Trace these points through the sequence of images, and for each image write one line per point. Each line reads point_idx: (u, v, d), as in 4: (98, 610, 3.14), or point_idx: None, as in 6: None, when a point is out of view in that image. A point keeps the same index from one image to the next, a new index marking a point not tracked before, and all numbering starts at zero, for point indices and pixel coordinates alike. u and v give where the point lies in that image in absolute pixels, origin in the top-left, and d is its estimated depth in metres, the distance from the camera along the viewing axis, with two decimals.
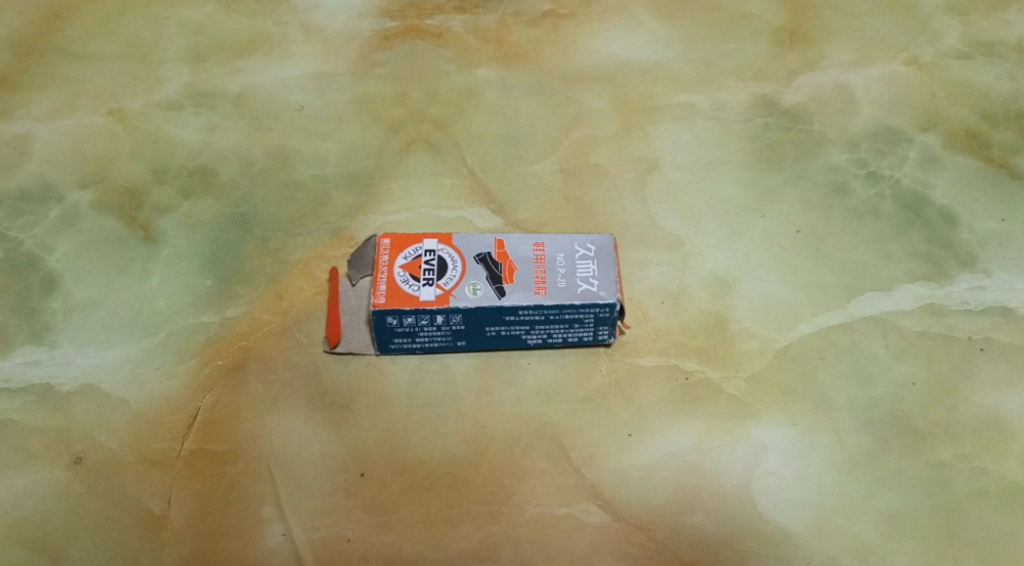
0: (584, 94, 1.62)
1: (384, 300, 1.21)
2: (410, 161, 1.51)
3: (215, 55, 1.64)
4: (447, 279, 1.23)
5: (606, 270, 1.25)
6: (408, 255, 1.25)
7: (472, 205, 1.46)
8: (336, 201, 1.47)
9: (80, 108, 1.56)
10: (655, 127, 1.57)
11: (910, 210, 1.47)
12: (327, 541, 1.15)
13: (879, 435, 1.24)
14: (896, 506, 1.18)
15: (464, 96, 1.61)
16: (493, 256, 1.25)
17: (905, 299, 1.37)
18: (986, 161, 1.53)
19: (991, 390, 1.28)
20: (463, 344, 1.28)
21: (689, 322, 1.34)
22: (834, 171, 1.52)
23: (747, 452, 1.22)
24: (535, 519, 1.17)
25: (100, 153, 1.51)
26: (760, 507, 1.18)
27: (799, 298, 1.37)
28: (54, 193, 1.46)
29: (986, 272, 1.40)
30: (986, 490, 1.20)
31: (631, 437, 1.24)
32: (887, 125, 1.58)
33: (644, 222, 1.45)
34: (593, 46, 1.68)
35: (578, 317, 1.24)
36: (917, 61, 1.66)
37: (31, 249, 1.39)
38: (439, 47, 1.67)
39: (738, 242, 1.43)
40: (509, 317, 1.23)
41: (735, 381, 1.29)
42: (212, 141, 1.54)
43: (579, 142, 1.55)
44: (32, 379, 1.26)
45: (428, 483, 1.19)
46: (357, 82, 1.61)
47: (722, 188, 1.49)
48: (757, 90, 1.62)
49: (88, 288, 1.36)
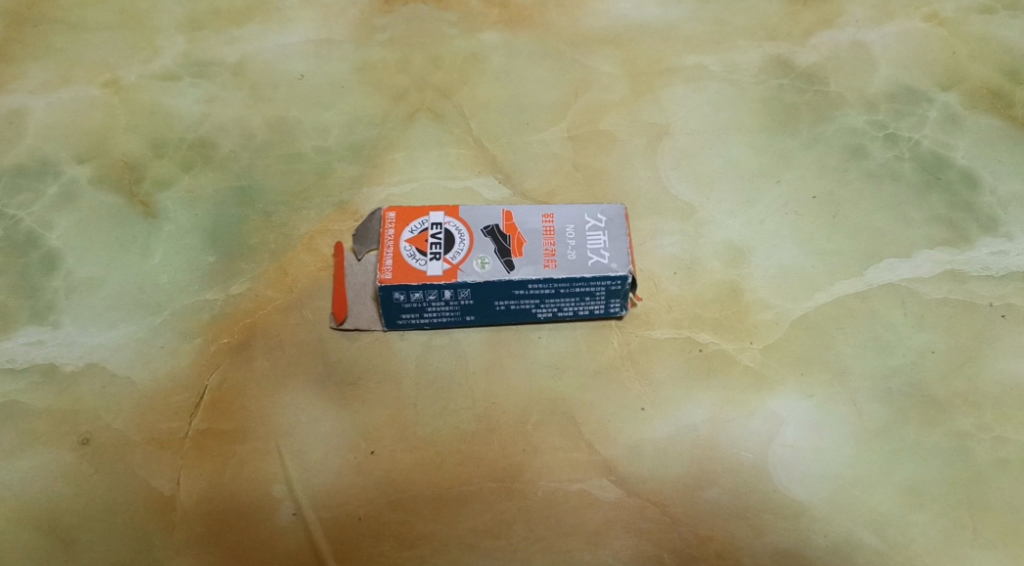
0: (592, 56, 1.57)
1: (390, 275, 1.18)
2: (414, 130, 1.47)
3: (212, 22, 1.60)
4: (454, 254, 1.20)
5: (617, 241, 1.21)
6: (413, 228, 1.22)
7: (479, 174, 1.42)
8: (339, 172, 1.43)
9: (75, 81, 1.52)
10: (667, 91, 1.52)
11: (930, 172, 1.43)
12: (338, 520, 1.13)
13: (898, 405, 1.22)
14: (915, 478, 1.16)
15: (469, 62, 1.56)
16: (501, 229, 1.22)
17: (925, 265, 1.33)
18: (1008, 120, 1.48)
19: (1014, 358, 1.25)
20: (472, 319, 1.26)
21: (703, 293, 1.31)
22: (851, 133, 1.47)
23: (762, 425, 1.20)
24: (548, 495, 1.15)
25: (97, 127, 1.47)
26: (776, 480, 1.16)
27: (817, 266, 1.33)
28: (52, 168, 1.43)
29: (1008, 235, 1.36)
30: (1008, 459, 1.17)
31: (644, 411, 1.21)
32: (905, 84, 1.52)
33: (655, 190, 1.41)
34: (600, 6, 1.63)
35: (589, 290, 1.21)
36: (937, 17, 1.61)
37: (30, 227, 1.37)
38: (441, 11, 1.62)
39: (753, 210, 1.39)
40: (519, 291, 1.20)
41: (750, 352, 1.26)
42: (212, 113, 1.50)
43: (587, 108, 1.51)
44: (35, 359, 1.25)
45: (439, 460, 1.18)
46: (358, 49, 1.57)
47: (736, 153, 1.45)
48: (771, 50, 1.57)
49: (89, 266, 1.34)
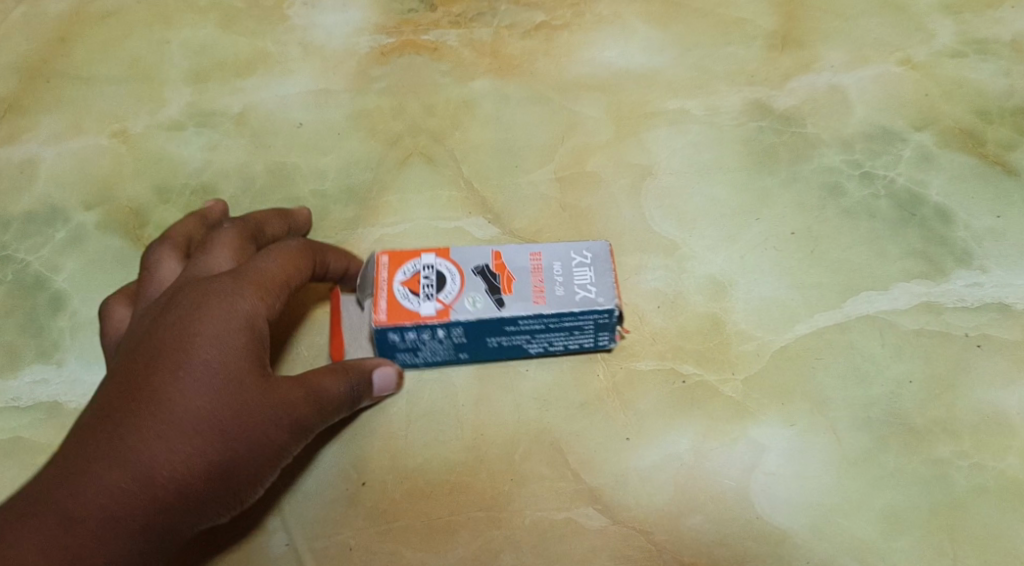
0: (578, 102, 1.63)
1: (383, 316, 1.18)
2: (408, 175, 1.54)
3: (216, 75, 1.67)
4: (446, 293, 1.20)
5: (603, 275, 1.21)
6: (406, 270, 1.21)
7: (469, 214, 1.50)
8: (336, 215, 1.50)
9: (84, 131, 1.60)
10: (651, 133, 1.59)
11: (906, 209, 1.48)
12: (329, 549, 1.17)
13: (876, 433, 1.25)
14: (895, 504, 1.20)
15: (461, 108, 1.63)
16: (491, 267, 1.21)
17: (902, 297, 1.37)
18: (980, 159, 1.53)
19: (990, 387, 1.28)
20: (465, 356, 1.27)
21: (686, 325, 1.35)
22: (828, 172, 1.53)
23: (744, 453, 1.23)
24: (535, 524, 1.19)
25: (104, 174, 1.54)
26: (758, 508, 1.20)
27: (797, 299, 1.38)
28: (60, 215, 1.50)
29: (982, 268, 1.40)
30: (985, 485, 1.21)
31: (629, 441, 1.25)
32: (881, 125, 1.58)
33: (639, 228, 1.47)
34: (586, 55, 1.70)
35: (577, 324, 1.22)
36: (911, 61, 1.66)
37: (38, 270, 1.44)
38: (435, 61, 1.69)
39: (734, 245, 1.44)
40: (510, 327, 1.21)
41: (733, 382, 1.29)
42: (214, 159, 1.57)
43: (574, 150, 1.57)
44: (40, 397, 1.32)
45: (428, 490, 1.21)
46: (355, 97, 1.64)
47: (717, 192, 1.50)
48: (751, 95, 1.63)
49: (93, 307, 1.40)
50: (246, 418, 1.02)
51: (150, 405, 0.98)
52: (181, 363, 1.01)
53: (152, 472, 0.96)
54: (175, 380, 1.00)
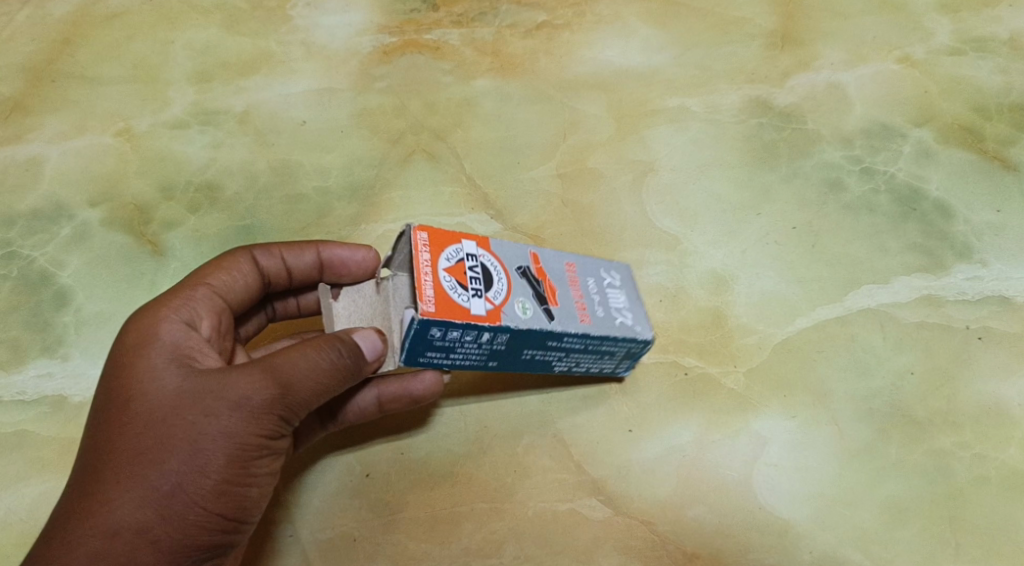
0: (579, 100, 1.64)
1: (434, 308, 1.03)
2: (410, 171, 1.55)
3: (220, 75, 1.68)
4: (495, 293, 1.10)
5: (635, 303, 1.23)
6: (449, 256, 1.09)
7: (473, 210, 1.50)
8: (339, 211, 1.51)
9: (89, 130, 1.61)
10: (652, 130, 1.60)
11: (906, 203, 1.48)
12: (333, 541, 1.17)
13: (878, 424, 1.25)
14: (898, 495, 1.20)
15: (463, 106, 1.64)
16: (533, 272, 1.16)
17: (902, 290, 1.38)
18: (979, 154, 1.54)
19: (991, 378, 1.29)
20: (491, 364, 1.15)
21: (688, 319, 1.36)
22: (829, 167, 1.53)
23: (747, 445, 1.24)
24: (538, 515, 1.19)
25: (109, 172, 1.55)
26: (761, 499, 1.20)
27: (798, 293, 1.38)
28: (65, 212, 1.51)
29: (983, 262, 1.41)
30: (988, 477, 1.21)
31: (631, 433, 1.25)
32: (880, 122, 1.59)
33: (641, 223, 1.48)
34: (587, 54, 1.71)
35: (612, 350, 1.20)
36: (909, 59, 1.67)
37: (44, 266, 1.45)
38: (437, 61, 1.70)
39: (734, 241, 1.44)
40: (551, 342, 1.13)
41: (734, 375, 1.30)
42: (218, 158, 1.57)
43: (576, 147, 1.58)
44: (45, 391, 1.33)
45: (432, 482, 1.21)
46: (357, 97, 1.65)
47: (718, 188, 1.51)
48: (750, 92, 1.64)
49: (98, 302, 1.41)
50: (173, 425, 0.99)
51: (92, 451, 1.01)
52: (107, 401, 1.03)
53: (104, 508, 0.96)
54: (103, 420, 1.02)
